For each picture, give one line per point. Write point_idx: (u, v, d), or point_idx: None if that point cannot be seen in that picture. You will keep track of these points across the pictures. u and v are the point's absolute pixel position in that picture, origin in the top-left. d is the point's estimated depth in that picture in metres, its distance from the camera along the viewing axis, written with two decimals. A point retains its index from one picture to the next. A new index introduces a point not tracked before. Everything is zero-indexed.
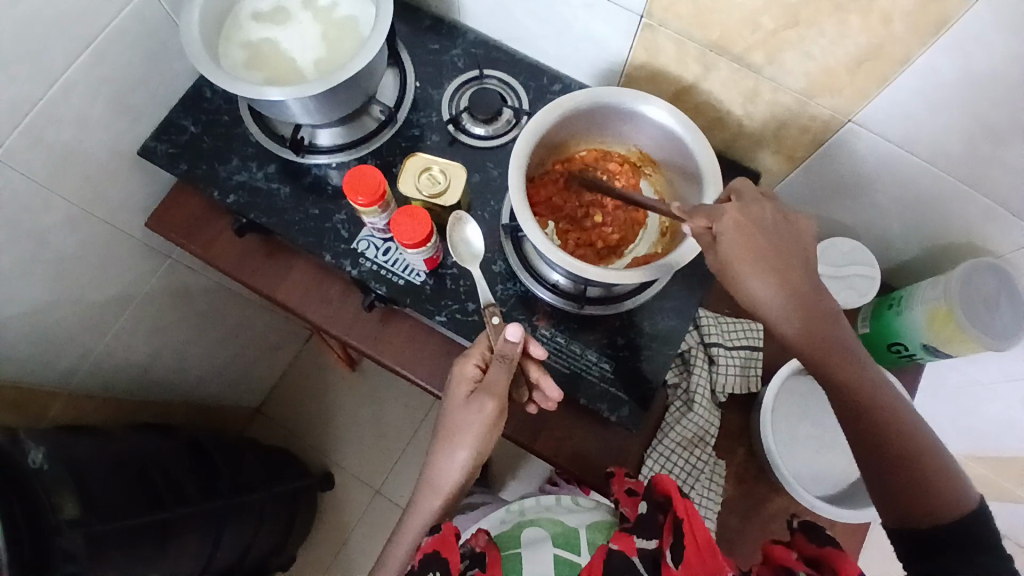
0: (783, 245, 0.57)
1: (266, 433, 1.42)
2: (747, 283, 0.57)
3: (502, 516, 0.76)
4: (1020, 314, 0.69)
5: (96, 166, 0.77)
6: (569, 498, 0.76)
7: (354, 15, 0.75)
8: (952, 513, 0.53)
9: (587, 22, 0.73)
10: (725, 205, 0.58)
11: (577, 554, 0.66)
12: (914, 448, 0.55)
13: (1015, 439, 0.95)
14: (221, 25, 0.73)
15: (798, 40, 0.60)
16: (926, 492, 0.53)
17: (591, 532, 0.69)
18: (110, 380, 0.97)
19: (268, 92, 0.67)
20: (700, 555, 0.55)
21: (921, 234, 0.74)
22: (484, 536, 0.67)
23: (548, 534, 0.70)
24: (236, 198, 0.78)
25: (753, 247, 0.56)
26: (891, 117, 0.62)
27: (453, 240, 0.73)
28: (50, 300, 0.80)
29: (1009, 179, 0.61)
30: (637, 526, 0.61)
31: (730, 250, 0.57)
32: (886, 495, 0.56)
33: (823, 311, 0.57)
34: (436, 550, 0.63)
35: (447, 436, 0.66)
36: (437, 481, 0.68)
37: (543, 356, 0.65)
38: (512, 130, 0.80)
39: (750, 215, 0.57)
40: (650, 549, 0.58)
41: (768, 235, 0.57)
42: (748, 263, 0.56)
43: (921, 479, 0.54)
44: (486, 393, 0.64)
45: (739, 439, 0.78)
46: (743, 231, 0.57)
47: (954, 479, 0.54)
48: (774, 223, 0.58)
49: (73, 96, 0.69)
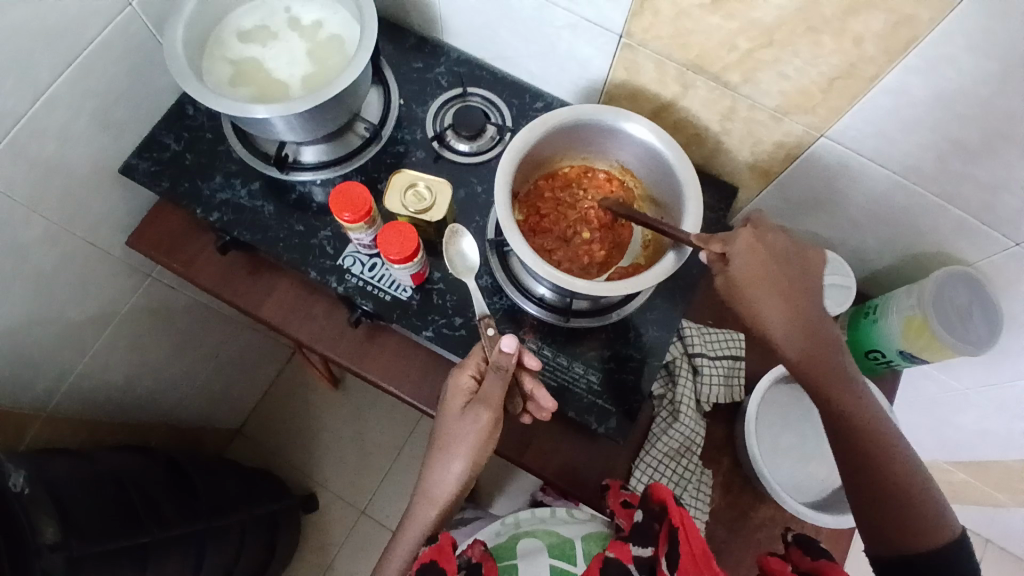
0: (791, 273, 0.60)
1: (246, 454, 1.39)
2: (756, 306, 0.59)
3: (496, 528, 0.77)
4: (993, 322, 0.71)
5: (77, 184, 0.76)
6: (563, 510, 0.77)
7: (339, 34, 0.75)
8: (937, 543, 0.54)
9: (569, 42, 0.75)
10: (739, 229, 0.61)
11: (573, 564, 0.69)
12: (899, 473, 0.56)
13: (990, 444, 0.98)
14: (206, 42, 0.73)
15: (772, 60, 0.63)
16: (910, 519, 0.55)
17: (585, 543, 0.71)
18: (88, 401, 0.95)
19: (253, 110, 0.68)
20: (697, 565, 0.55)
21: (893, 246, 0.76)
22: (480, 546, 0.69)
23: (544, 545, 0.72)
24: (219, 215, 0.78)
25: (763, 267, 0.59)
26: (863, 133, 0.65)
27: (449, 252, 0.73)
28: (28, 319, 0.78)
29: (978, 192, 0.63)
30: (632, 534, 0.63)
31: (740, 270, 0.59)
32: (871, 518, 0.58)
33: (824, 337, 0.60)
34: (434, 560, 0.64)
35: (442, 445, 0.66)
36: (429, 493, 0.67)
37: (537, 366, 0.67)
38: (496, 147, 0.81)
39: (763, 238, 0.60)
40: (645, 556, 0.61)
41: (778, 259, 0.60)
42: (760, 288, 0.59)
43: (905, 505, 0.56)
44: (482, 402, 0.64)
45: (724, 449, 0.79)
46: (755, 255, 0.59)
47: (938, 507, 0.55)
48: (786, 252, 0.60)
49: (55, 113, 0.69)
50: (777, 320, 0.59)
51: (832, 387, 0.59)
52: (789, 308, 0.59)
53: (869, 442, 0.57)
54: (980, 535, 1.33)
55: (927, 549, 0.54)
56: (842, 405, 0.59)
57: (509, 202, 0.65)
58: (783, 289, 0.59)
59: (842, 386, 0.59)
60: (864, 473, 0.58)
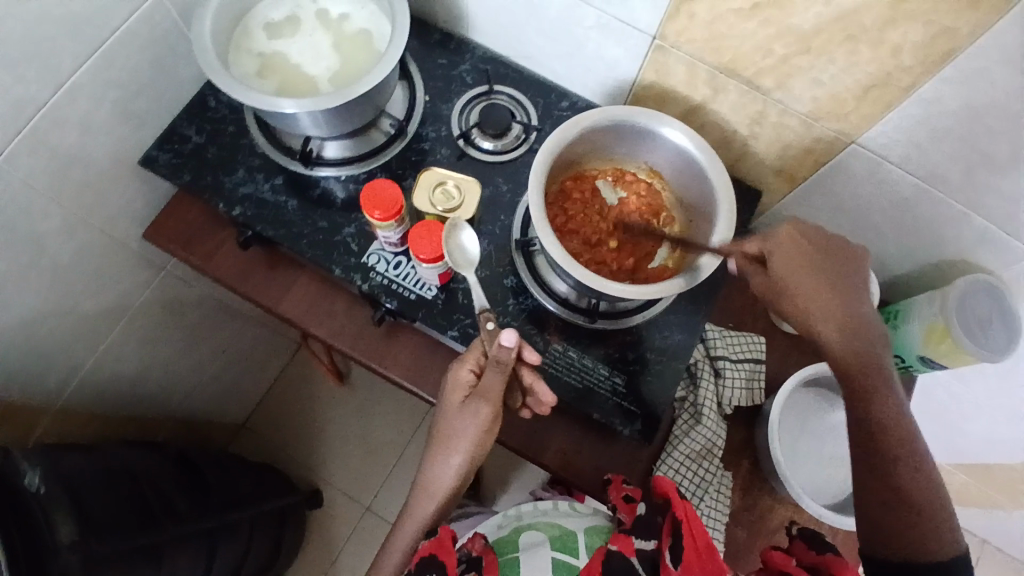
0: (831, 271, 0.60)
1: (250, 448, 1.38)
2: (793, 297, 0.60)
3: (498, 521, 0.79)
4: (1014, 332, 0.71)
5: (96, 175, 0.74)
6: (566, 504, 0.78)
7: (367, 28, 0.74)
8: (937, 549, 0.55)
9: (599, 42, 0.74)
10: (781, 229, 0.62)
11: (576, 557, 0.68)
12: (924, 479, 0.57)
13: (996, 450, 1.00)
14: (232, 34, 0.72)
15: (808, 66, 0.63)
16: (927, 527, 0.55)
17: (588, 536, 0.70)
18: (99, 394, 0.94)
19: (282, 104, 0.67)
20: (701, 558, 0.57)
21: (915, 254, 0.77)
22: (480, 541, 0.69)
23: (546, 538, 0.71)
24: (242, 210, 0.77)
25: (808, 264, 0.60)
26: (892, 142, 0.65)
27: (449, 246, 0.70)
28: (43, 310, 0.77)
29: (1005, 201, 0.64)
30: (635, 527, 0.62)
31: (779, 267, 0.60)
32: (876, 515, 0.58)
33: (862, 335, 0.60)
34: (434, 553, 0.65)
35: (443, 440, 0.68)
36: (432, 484, 0.69)
37: (537, 361, 0.65)
38: (521, 146, 0.81)
39: (807, 239, 0.61)
40: (650, 550, 0.60)
41: (821, 259, 0.61)
42: (800, 281, 0.60)
43: (925, 513, 0.56)
44: (482, 397, 0.65)
45: (743, 452, 0.80)
46: (797, 253, 0.60)
47: (952, 519, 0.56)
48: (827, 250, 0.61)
49: (78, 101, 0.67)
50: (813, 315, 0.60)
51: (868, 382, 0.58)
52: (823, 307, 0.59)
53: (896, 442, 0.57)
54: (979, 537, 1.35)
55: (939, 559, 0.54)
56: (879, 405, 0.58)
57: (543, 202, 0.65)
58: (824, 289, 0.60)
59: (876, 385, 0.58)
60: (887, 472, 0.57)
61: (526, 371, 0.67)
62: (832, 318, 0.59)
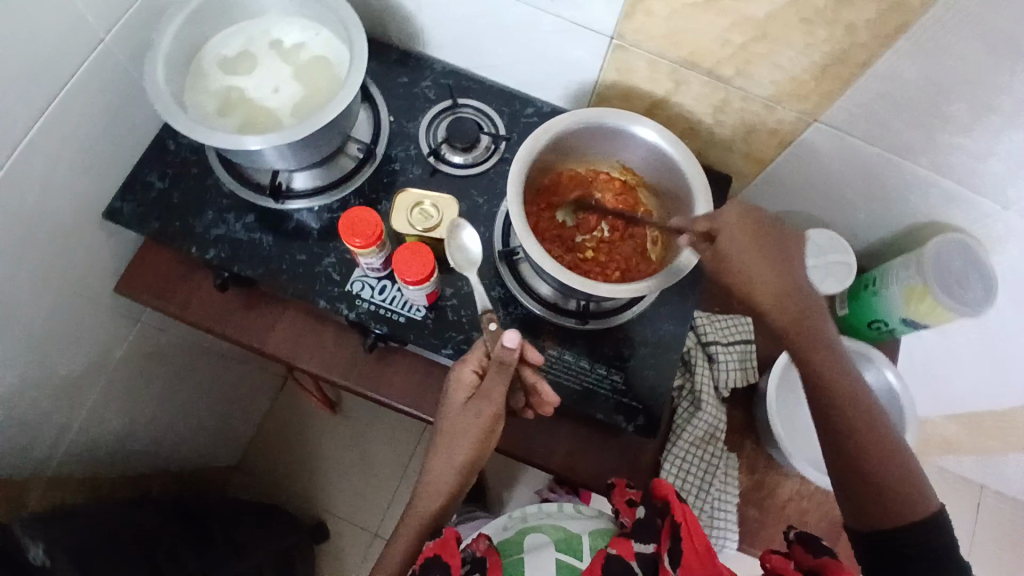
0: (774, 244, 0.60)
1: (247, 489, 1.35)
2: (745, 274, 0.60)
3: (504, 523, 0.78)
4: (988, 286, 0.74)
5: (61, 233, 0.72)
6: (571, 506, 0.77)
7: (324, 54, 0.73)
8: (914, 513, 0.56)
9: (558, 46, 0.75)
10: (726, 207, 0.62)
11: (579, 559, 0.68)
12: (886, 448, 0.58)
13: (980, 397, 1.04)
14: (186, 75, 0.70)
15: (766, 52, 0.64)
16: (894, 493, 0.57)
17: (591, 538, 0.71)
18: (88, 456, 0.91)
19: (247, 142, 0.66)
20: (701, 559, 0.57)
21: (884, 220, 0.79)
22: (484, 541, 0.70)
23: (551, 539, 0.71)
24: (216, 252, 0.75)
25: (749, 245, 0.60)
26: (854, 116, 0.67)
27: (450, 245, 0.71)
28: (20, 379, 0.74)
29: (966, 162, 0.66)
30: (634, 531, 0.63)
31: (728, 244, 0.60)
32: (848, 490, 0.59)
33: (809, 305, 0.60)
34: (437, 554, 0.63)
35: (446, 439, 0.68)
36: (434, 488, 0.68)
37: (541, 361, 0.66)
38: (491, 157, 0.81)
39: (748, 214, 0.61)
40: (649, 553, 0.61)
41: (765, 235, 0.60)
42: (747, 254, 0.60)
43: (891, 480, 0.57)
44: (486, 397, 0.66)
45: (744, 432, 0.81)
46: (739, 231, 0.61)
47: (918, 479, 0.57)
48: (770, 225, 0.61)
49: (34, 161, 0.65)
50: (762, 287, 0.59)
51: (816, 356, 0.59)
52: (765, 287, 0.59)
53: (852, 414, 0.58)
54: (972, 482, 1.40)
55: (911, 522, 0.56)
56: (828, 379, 0.59)
57: (522, 212, 0.65)
58: (767, 266, 0.59)
59: (826, 355, 0.59)
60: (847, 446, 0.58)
61: (529, 372, 0.67)
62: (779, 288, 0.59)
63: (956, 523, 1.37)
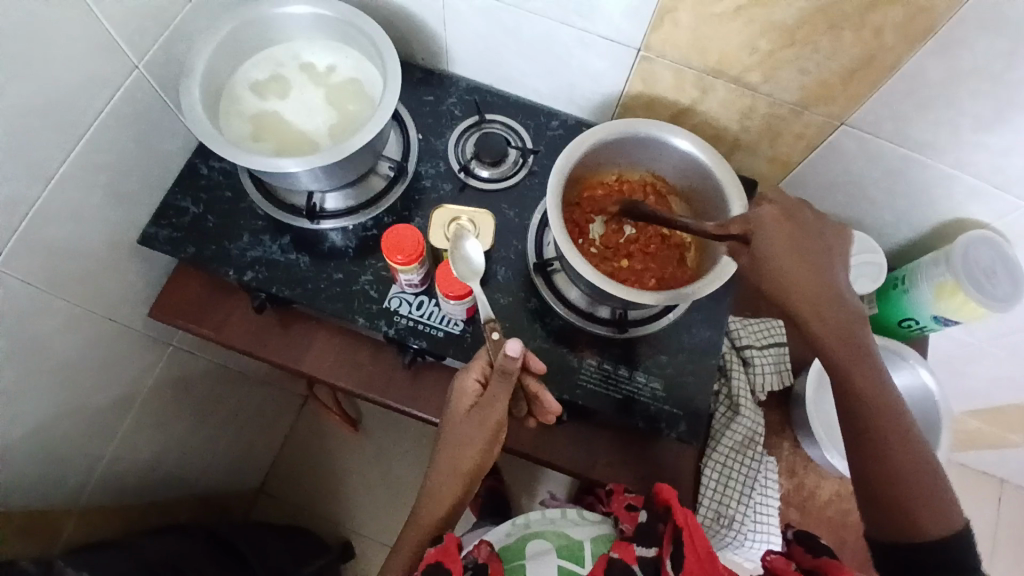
0: (812, 246, 0.59)
1: (271, 512, 1.34)
2: (783, 278, 0.57)
3: (508, 530, 0.77)
4: (1015, 278, 0.75)
5: (98, 261, 0.72)
6: (574, 511, 0.78)
7: (355, 76, 0.75)
8: (935, 529, 0.55)
9: (584, 59, 0.76)
10: (763, 208, 0.60)
11: (579, 564, 0.70)
12: (911, 467, 0.56)
13: (1005, 390, 1.05)
14: (220, 99, 0.71)
15: (794, 58, 0.65)
16: (915, 511, 0.55)
17: (595, 545, 0.73)
18: (118, 485, 0.90)
19: (284, 164, 0.66)
20: (701, 564, 0.61)
21: (909, 219, 0.81)
22: (486, 547, 0.71)
23: (554, 547, 0.72)
24: (254, 274, 0.75)
25: (787, 248, 0.58)
26: (880, 119, 0.68)
27: (454, 255, 0.70)
28: (57, 409, 0.74)
29: (992, 160, 0.67)
30: (636, 535, 0.68)
31: (765, 247, 0.58)
32: (872, 497, 0.58)
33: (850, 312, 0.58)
34: (440, 561, 0.64)
35: (453, 444, 0.68)
36: (439, 494, 0.69)
37: (543, 369, 0.66)
38: (519, 170, 0.82)
39: (787, 216, 0.60)
40: (650, 557, 0.66)
41: (803, 234, 0.59)
42: (789, 259, 0.57)
43: (912, 498, 0.56)
44: (489, 406, 0.66)
45: (781, 434, 0.82)
46: (778, 231, 0.59)
47: (944, 501, 0.56)
48: (809, 224, 0.60)
49: (72, 189, 0.65)
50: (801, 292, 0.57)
51: (852, 361, 0.57)
52: (802, 295, 0.57)
53: (881, 427, 0.57)
54: (996, 477, 1.41)
55: (925, 542, 0.55)
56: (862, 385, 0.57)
57: (562, 223, 0.66)
58: (802, 270, 0.57)
59: (859, 364, 0.57)
60: (870, 457, 0.57)
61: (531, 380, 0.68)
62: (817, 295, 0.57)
63: (981, 518, 1.38)
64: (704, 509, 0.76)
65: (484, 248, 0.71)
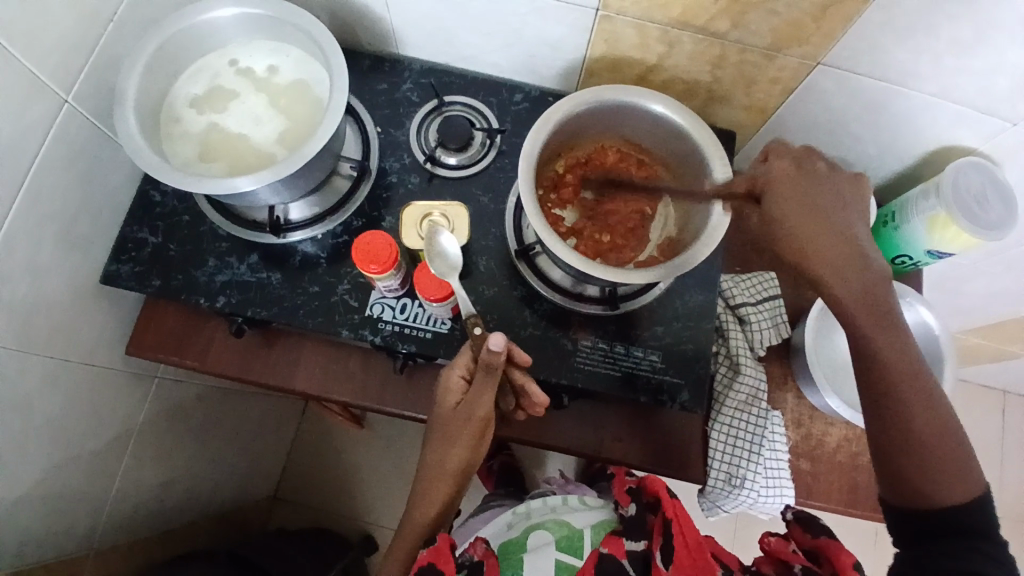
0: (826, 205, 0.56)
1: (291, 516, 1.35)
2: (787, 222, 0.57)
3: (507, 520, 0.88)
4: (1008, 204, 0.73)
5: (63, 310, 0.69)
6: (574, 499, 0.89)
7: (300, 76, 0.70)
8: (948, 494, 0.52)
9: (539, 26, 0.71)
10: (770, 164, 0.59)
11: (577, 558, 0.80)
12: (931, 423, 0.53)
13: (1003, 306, 1.05)
14: (158, 121, 0.66)
15: (762, 1, 0.61)
16: (942, 471, 0.52)
17: (593, 532, 0.83)
18: (129, 522, 0.90)
19: (237, 183, 0.62)
20: (690, 554, 0.71)
21: (895, 152, 0.78)
22: (481, 545, 0.80)
23: (554, 538, 0.82)
24: (226, 299, 0.72)
25: (800, 198, 0.57)
26: (857, 54, 0.64)
27: (430, 253, 0.67)
28: (52, 464, 0.72)
29: (976, 84, 0.64)
30: (625, 532, 0.79)
31: (773, 198, 0.58)
32: (895, 470, 0.54)
33: (866, 273, 0.54)
34: (432, 562, 0.70)
35: (441, 445, 0.67)
36: (432, 494, 0.70)
37: (529, 361, 0.64)
38: (488, 152, 0.78)
39: (795, 172, 0.58)
40: (639, 551, 0.77)
41: (807, 187, 0.57)
42: (798, 214, 0.56)
43: (935, 452, 0.53)
44: (474, 404, 0.64)
45: (785, 386, 0.81)
46: (786, 186, 0.58)
47: (965, 460, 0.53)
48: (821, 183, 0.58)
49: (19, 244, 0.61)
50: (807, 231, 0.55)
51: (872, 323, 0.54)
52: (812, 248, 0.55)
53: (894, 385, 0.53)
54: (999, 388, 1.46)
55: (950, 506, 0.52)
56: (883, 348, 0.53)
57: (538, 208, 0.63)
58: (818, 225, 0.56)
59: (882, 328, 0.53)
60: (886, 414, 0.54)
61: (517, 372, 0.66)
62: (824, 243, 0.55)
63: (987, 428, 1.44)
64: (715, 472, 0.76)
65: (459, 243, 0.69)
